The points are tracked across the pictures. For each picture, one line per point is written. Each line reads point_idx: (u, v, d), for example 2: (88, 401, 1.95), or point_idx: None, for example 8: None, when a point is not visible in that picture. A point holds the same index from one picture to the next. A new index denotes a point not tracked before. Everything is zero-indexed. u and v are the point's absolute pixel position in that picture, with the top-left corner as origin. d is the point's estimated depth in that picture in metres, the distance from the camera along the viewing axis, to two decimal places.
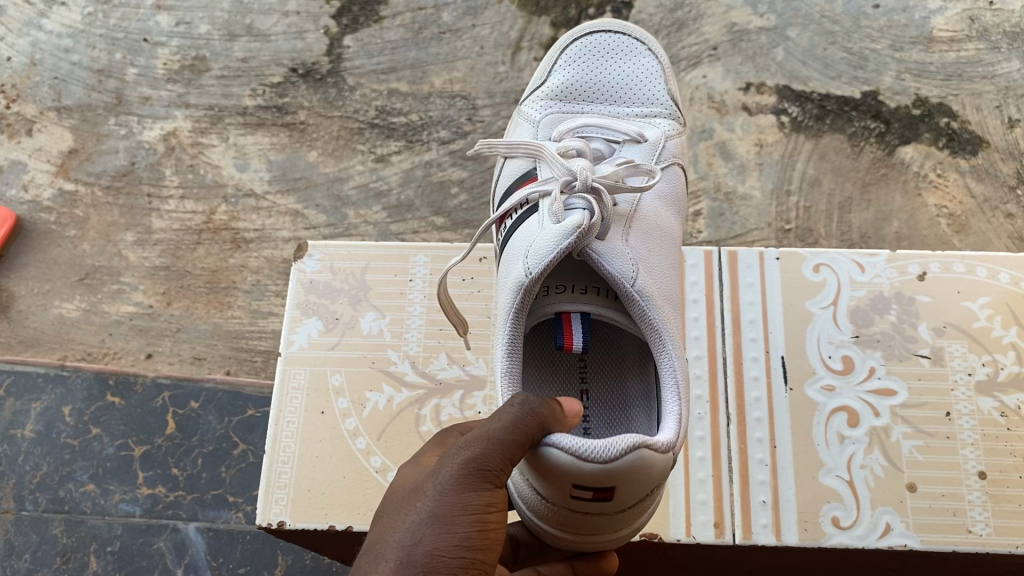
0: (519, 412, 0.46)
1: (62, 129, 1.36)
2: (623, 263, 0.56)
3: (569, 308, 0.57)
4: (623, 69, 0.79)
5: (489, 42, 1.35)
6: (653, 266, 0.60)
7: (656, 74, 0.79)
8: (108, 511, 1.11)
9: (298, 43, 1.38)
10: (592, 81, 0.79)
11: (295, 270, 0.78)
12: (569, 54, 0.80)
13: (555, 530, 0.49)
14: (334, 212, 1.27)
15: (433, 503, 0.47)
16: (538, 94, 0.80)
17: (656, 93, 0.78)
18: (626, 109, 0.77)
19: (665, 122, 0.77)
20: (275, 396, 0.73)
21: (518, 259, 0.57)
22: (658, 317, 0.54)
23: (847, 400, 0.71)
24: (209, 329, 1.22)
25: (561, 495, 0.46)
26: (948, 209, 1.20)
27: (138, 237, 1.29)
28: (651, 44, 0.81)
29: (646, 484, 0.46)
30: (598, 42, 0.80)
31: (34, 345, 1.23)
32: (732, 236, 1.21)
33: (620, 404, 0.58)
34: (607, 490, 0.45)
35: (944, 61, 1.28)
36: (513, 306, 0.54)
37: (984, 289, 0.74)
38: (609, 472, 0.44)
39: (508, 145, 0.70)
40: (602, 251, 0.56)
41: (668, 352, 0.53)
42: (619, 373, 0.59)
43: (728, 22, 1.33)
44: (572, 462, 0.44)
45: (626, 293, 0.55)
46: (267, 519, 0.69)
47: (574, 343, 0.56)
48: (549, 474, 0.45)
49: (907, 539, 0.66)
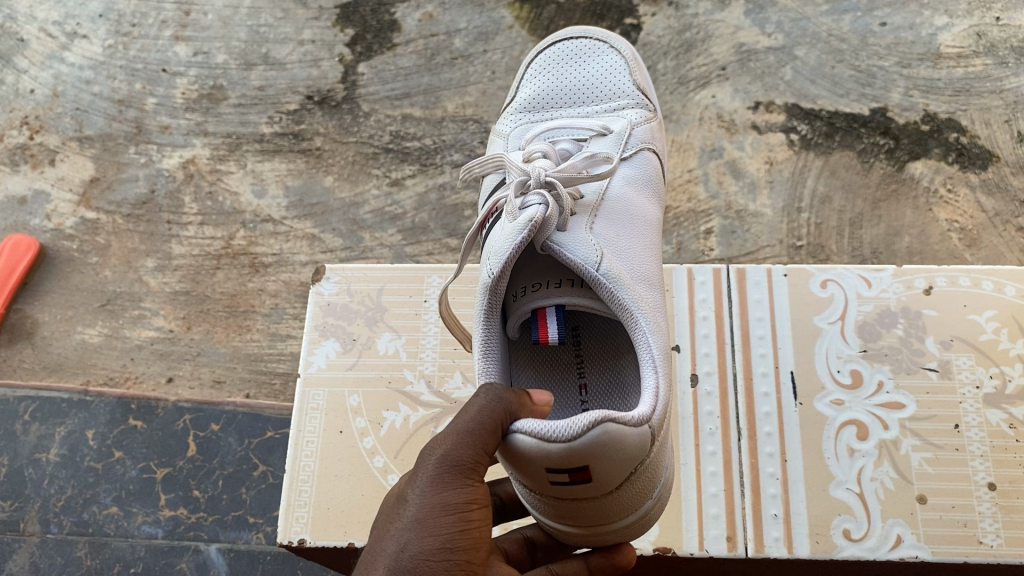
0: (485, 402, 0.49)
1: (84, 158, 1.39)
2: (587, 251, 0.57)
3: (542, 302, 0.58)
4: (588, 71, 0.81)
5: (500, 67, 1.37)
6: (625, 253, 0.62)
7: (621, 68, 0.81)
8: (131, 533, 1.13)
9: (314, 71, 1.42)
10: (559, 86, 0.81)
11: (313, 293, 0.81)
12: (535, 67, 0.83)
13: (562, 525, 0.52)
14: (350, 235, 1.30)
15: (415, 509, 0.49)
16: (509, 109, 0.82)
17: (621, 86, 0.80)
18: (594, 106, 0.79)
19: (634, 112, 0.78)
20: (295, 416, 0.75)
21: (485, 262, 0.59)
22: (628, 297, 0.55)
23: (856, 413, 0.71)
24: (229, 353, 1.24)
25: (540, 483, 0.48)
26: (958, 223, 1.21)
27: (159, 264, 1.31)
28: (615, 41, 0.83)
29: (623, 459, 0.47)
30: (561, 49, 0.83)
31: (58, 370, 1.25)
32: (743, 253, 1.23)
33: (617, 389, 0.60)
34: (581, 470, 0.46)
35: (952, 77, 1.29)
36: (482, 308, 0.55)
37: (990, 303, 0.75)
38: (575, 452, 0.45)
39: (479, 163, 0.72)
40: (564, 242, 0.58)
41: (641, 328, 0.53)
42: (615, 361, 0.61)
43: (737, 43, 1.35)
44: (538, 445, 0.45)
45: (592, 278, 0.56)
46: (287, 538, 0.70)
47: (548, 335, 0.57)
48: (521, 462, 0.47)
49: (918, 550, 0.66)
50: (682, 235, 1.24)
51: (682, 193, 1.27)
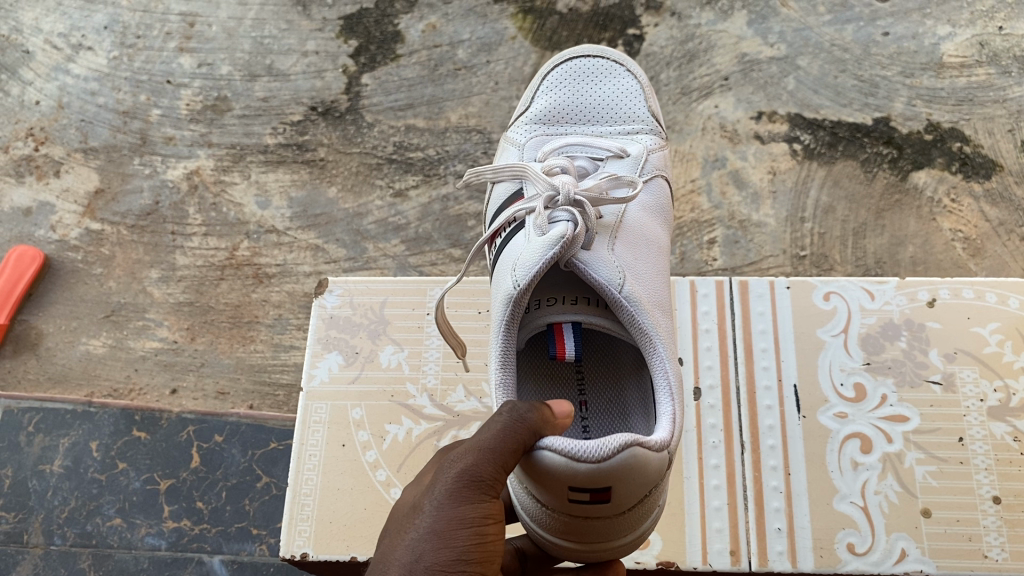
0: (509, 421, 0.48)
1: (89, 169, 1.39)
2: (610, 272, 0.58)
3: (559, 318, 0.59)
4: (603, 92, 0.82)
5: (503, 77, 1.38)
6: (641, 276, 0.62)
7: (636, 93, 0.81)
8: (134, 545, 1.13)
9: (318, 82, 1.42)
10: (574, 104, 0.81)
11: (316, 306, 0.81)
12: (552, 81, 0.83)
13: (559, 539, 0.51)
14: (354, 246, 1.30)
15: (431, 519, 0.49)
16: (524, 120, 0.82)
17: (636, 111, 0.80)
18: (608, 127, 0.79)
19: (648, 138, 0.78)
20: (297, 429, 0.75)
21: (507, 274, 0.59)
22: (647, 321, 0.56)
23: (859, 426, 0.71)
24: (232, 363, 1.24)
25: (559, 500, 0.48)
26: (962, 233, 1.21)
27: (163, 275, 1.31)
28: (630, 65, 0.83)
29: (642, 482, 0.47)
30: (578, 66, 0.83)
31: (62, 382, 1.25)
32: (747, 263, 1.23)
33: (618, 410, 0.60)
34: (603, 491, 0.46)
35: (955, 87, 1.29)
36: (503, 319, 0.56)
37: (993, 315, 0.75)
38: (601, 472, 0.45)
39: (495, 169, 0.71)
40: (588, 260, 0.59)
41: (660, 354, 0.54)
42: (618, 381, 0.61)
43: (739, 53, 1.36)
44: (565, 463, 0.46)
45: (615, 299, 0.57)
46: (290, 552, 0.70)
47: (565, 352, 0.58)
48: (545, 478, 0.47)
49: (922, 564, 0.66)
50: (685, 245, 1.24)
51: (685, 203, 1.27)
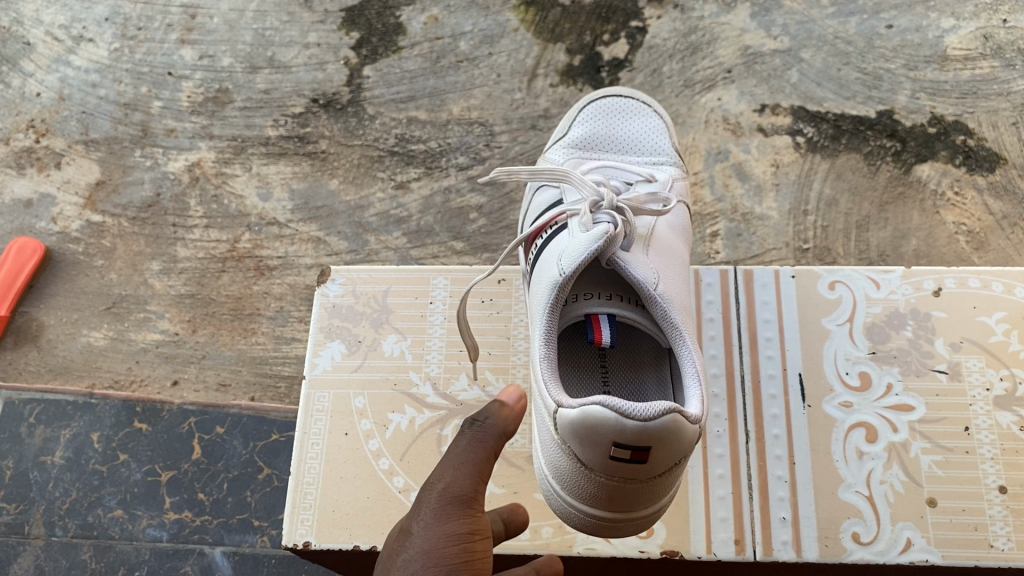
0: (473, 432, 0.55)
1: (90, 161, 1.39)
2: (647, 272, 0.60)
3: (597, 309, 0.60)
4: (630, 126, 0.81)
5: (506, 70, 1.38)
6: (671, 279, 0.63)
7: (662, 130, 0.81)
8: (135, 537, 1.13)
9: (319, 74, 1.42)
10: (601, 134, 0.80)
11: (319, 295, 0.80)
12: (581, 113, 0.83)
13: (589, 501, 0.52)
14: (355, 238, 1.29)
15: (420, 540, 0.50)
16: (554, 147, 0.82)
17: (661, 144, 0.80)
18: (633, 155, 0.79)
19: (671, 168, 0.78)
20: (300, 418, 0.75)
21: (551, 263, 0.61)
22: (679, 319, 0.58)
23: (865, 416, 0.71)
24: (233, 355, 1.24)
25: (600, 457, 0.49)
26: (966, 226, 1.20)
27: (164, 266, 1.31)
28: (657, 106, 0.84)
29: (677, 452, 0.49)
30: (607, 102, 0.83)
31: (63, 373, 1.25)
32: (750, 256, 1.22)
33: (640, 403, 0.60)
34: (644, 450, 0.48)
35: (958, 79, 1.29)
36: (549, 301, 0.58)
37: (1000, 305, 0.74)
38: (647, 432, 0.47)
39: (531, 171, 0.68)
40: (626, 259, 0.61)
41: (690, 348, 0.56)
42: (640, 377, 0.61)
43: (742, 45, 1.35)
44: (615, 418, 0.47)
45: (651, 296, 0.59)
46: (292, 540, 0.69)
47: (603, 337, 0.59)
48: (589, 434, 0.48)
49: (928, 554, 0.65)
50: (688, 238, 1.23)
51: (688, 196, 1.26)
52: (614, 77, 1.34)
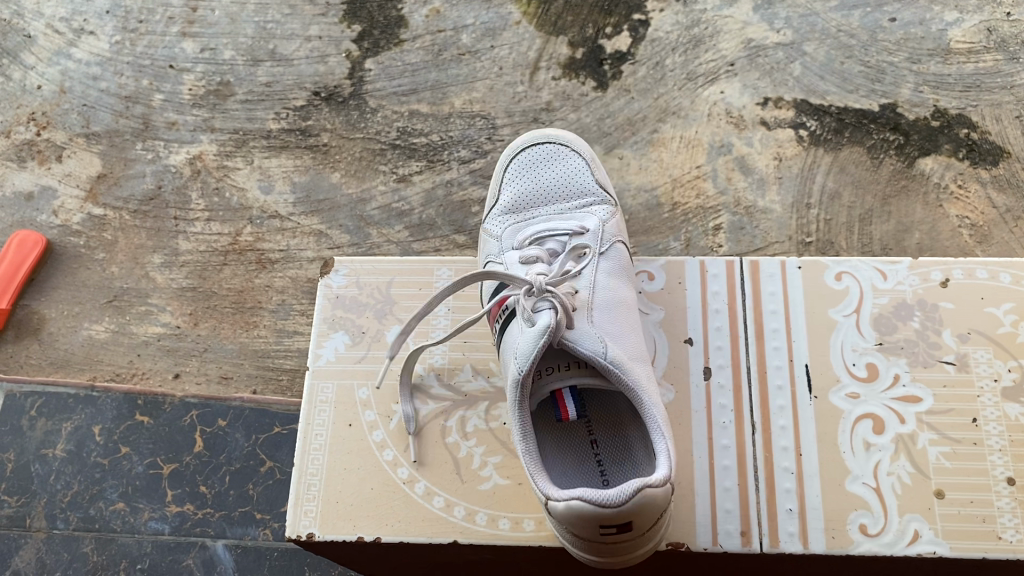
0: None
1: (91, 154, 1.39)
2: (595, 342, 0.63)
3: (559, 385, 0.65)
4: (556, 175, 0.81)
5: (508, 63, 1.37)
6: (624, 335, 0.67)
7: (584, 171, 0.81)
8: (137, 529, 1.12)
9: (321, 67, 1.41)
10: (530, 190, 0.80)
11: (322, 286, 0.80)
12: (505, 173, 0.82)
13: (594, 557, 0.57)
14: (357, 231, 1.29)
15: None
16: (488, 217, 0.81)
17: (587, 186, 0.80)
18: (565, 205, 0.79)
19: (601, 209, 0.78)
20: (304, 409, 0.74)
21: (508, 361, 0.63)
22: (632, 378, 0.61)
23: (872, 407, 0.71)
24: (235, 348, 1.23)
25: (591, 534, 0.54)
26: (969, 219, 1.20)
27: (166, 260, 1.31)
28: (576, 145, 0.83)
29: (656, 511, 0.54)
30: (528, 155, 0.83)
31: (64, 366, 1.24)
32: (753, 249, 1.21)
33: (624, 446, 0.64)
34: (626, 525, 0.53)
35: (962, 73, 1.28)
36: (514, 401, 0.60)
37: (1008, 296, 0.74)
38: (623, 513, 0.52)
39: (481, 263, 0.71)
40: (574, 336, 0.63)
41: (648, 405, 0.60)
42: (619, 424, 0.65)
43: (745, 38, 1.35)
44: (593, 509, 0.52)
45: (604, 366, 0.61)
46: (296, 532, 0.69)
47: (568, 412, 0.64)
48: (578, 520, 0.53)
49: (936, 546, 0.65)
50: (691, 232, 1.23)
51: (690, 189, 1.26)
52: (616, 70, 1.34)
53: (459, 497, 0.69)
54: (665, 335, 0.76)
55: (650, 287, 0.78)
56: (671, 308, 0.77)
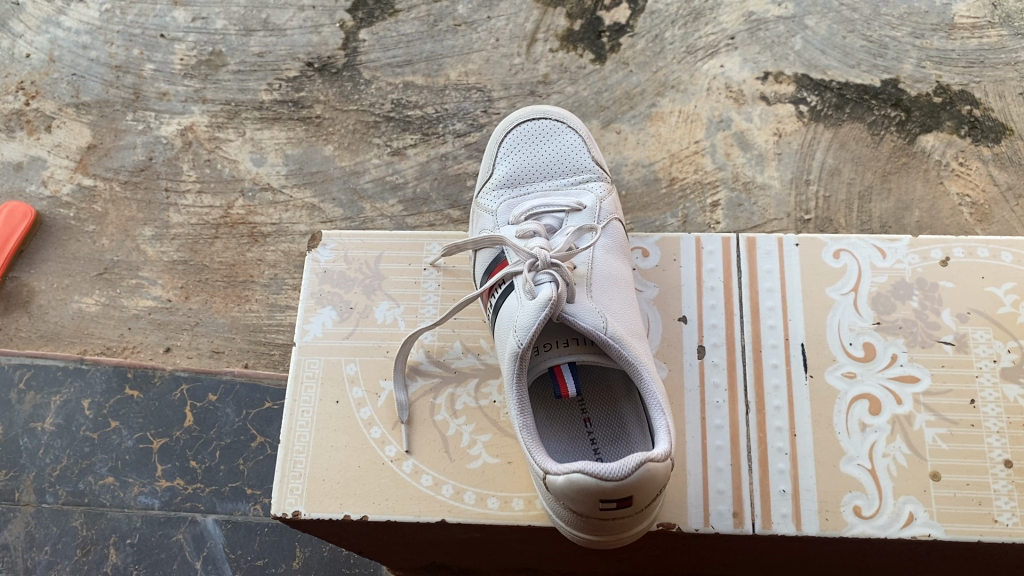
0: None
1: (81, 125, 1.36)
2: (595, 317, 0.61)
3: (557, 360, 0.63)
4: (550, 152, 0.79)
5: (504, 34, 1.35)
6: (622, 312, 0.65)
7: (580, 148, 0.79)
8: (127, 504, 1.11)
9: (314, 37, 1.39)
10: (524, 167, 0.78)
11: (310, 260, 0.79)
12: (497, 148, 0.80)
13: (589, 535, 0.56)
14: (350, 205, 1.27)
15: None
16: (480, 193, 0.79)
17: (582, 163, 0.79)
18: (560, 183, 0.77)
19: (596, 187, 0.77)
20: (289, 386, 0.73)
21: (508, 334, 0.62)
22: (632, 353, 0.60)
23: (868, 387, 0.69)
24: (227, 323, 1.22)
25: (590, 509, 0.53)
26: (970, 197, 1.18)
27: (157, 232, 1.29)
28: (572, 121, 0.81)
29: (656, 486, 0.53)
30: (521, 130, 0.80)
31: (54, 339, 1.23)
32: (751, 226, 1.20)
33: (618, 423, 0.63)
34: (626, 499, 0.52)
35: (966, 48, 1.26)
36: (513, 375, 0.59)
37: (1008, 275, 0.73)
38: (624, 486, 0.51)
39: (474, 239, 0.70)
40: (574, 310, 0.62)
41: (647, 380, 0.58)
42: (613, 401, 0.64)
43: (746, 12, 1.33)
44: (594, 482, 0.51)
45: (603, 341, 0.60)
46: (282, 510, 0.68)
47: (568, 389, 0.62)
48: (576, 493, 0.52)
49: (930, 529, 0.64)
50: (688, 208, 1.21)
51: (688, 164, 1.24)
52: (615, 42, 1.32)
53: (449, 475, 0.68)
54: (658, 311, 0.75)
55: (644, 264, 0.77)
56: (666, 284, 0.76)
